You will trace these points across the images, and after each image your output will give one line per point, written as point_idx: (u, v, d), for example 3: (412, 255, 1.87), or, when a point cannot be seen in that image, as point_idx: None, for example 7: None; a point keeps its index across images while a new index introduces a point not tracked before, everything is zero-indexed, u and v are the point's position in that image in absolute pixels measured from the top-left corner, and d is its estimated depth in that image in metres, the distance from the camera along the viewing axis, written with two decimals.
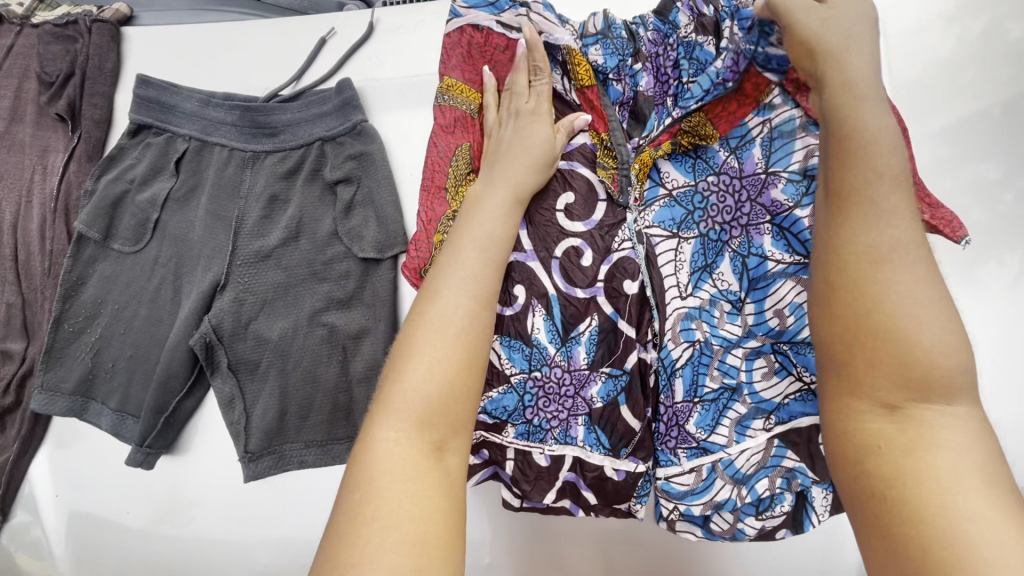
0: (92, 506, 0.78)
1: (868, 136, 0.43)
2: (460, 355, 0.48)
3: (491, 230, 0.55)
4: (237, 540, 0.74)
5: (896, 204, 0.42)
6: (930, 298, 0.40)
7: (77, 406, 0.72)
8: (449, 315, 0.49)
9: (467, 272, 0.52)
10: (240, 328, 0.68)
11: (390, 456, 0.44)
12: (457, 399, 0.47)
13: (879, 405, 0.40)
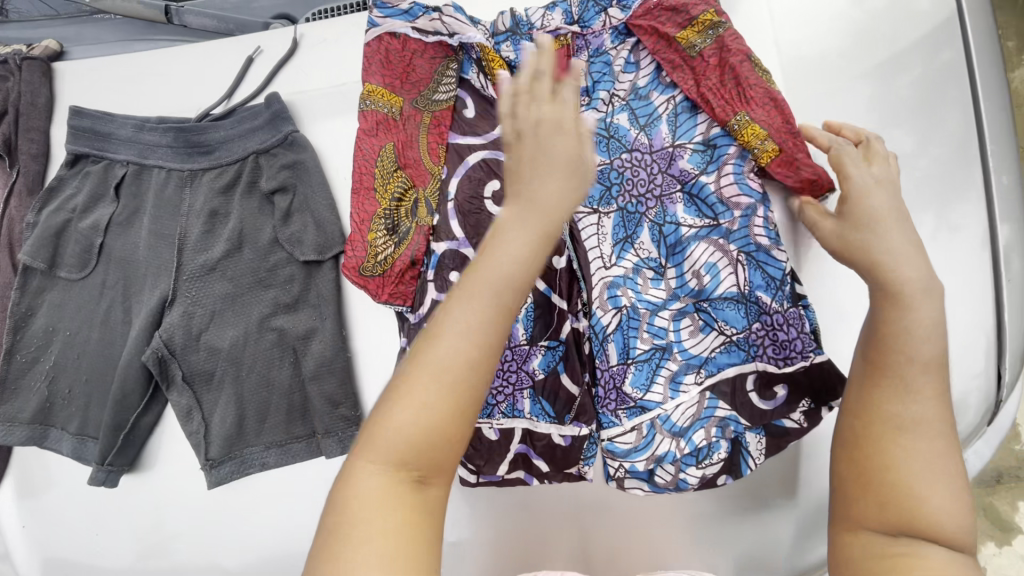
0: (47, 536, 0.76)
1: (903, 327, 0.47)
2: (461, 386, 0.38)
3: (520, 258, 0.39)
4: (199, 561, 0.73)
5: (925, 385, 0.46)
6: (947, 469, 0.44)
7: (37, 434, 0.73)
8: (454, 352, 0.38)
9: (479, 299, 0.39)
10: (191, 340, 0.71)
11: (363, 492, 0.38)
12: (449, 443, 0.39)
13: (879, 530, 0.45)
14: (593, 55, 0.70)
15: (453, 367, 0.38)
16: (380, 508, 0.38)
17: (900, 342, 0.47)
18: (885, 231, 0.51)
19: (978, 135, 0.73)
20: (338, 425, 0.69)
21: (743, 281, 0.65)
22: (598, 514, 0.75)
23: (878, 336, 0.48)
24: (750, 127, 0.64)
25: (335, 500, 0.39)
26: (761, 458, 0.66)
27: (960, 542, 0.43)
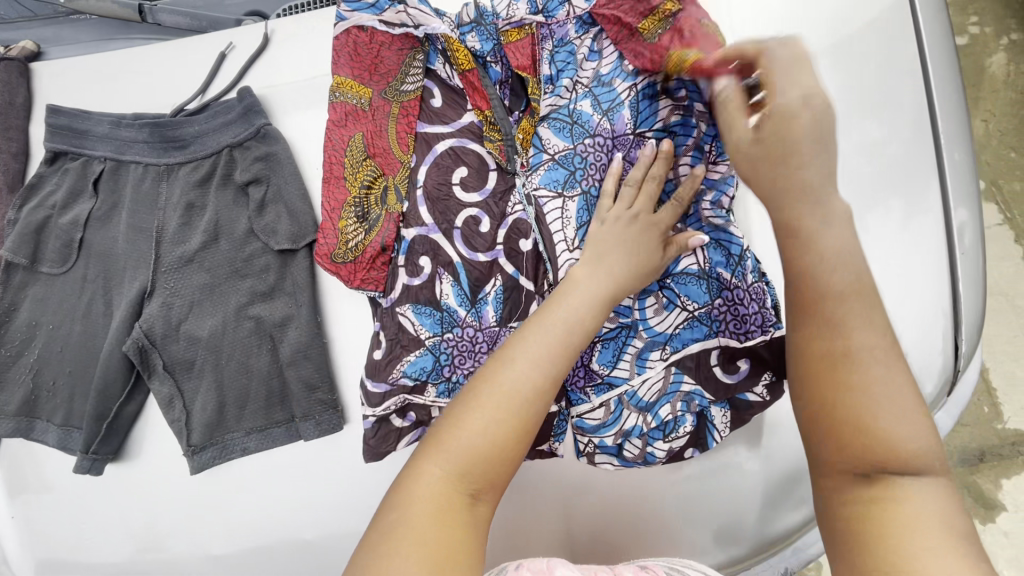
0: (34, 525, 0.77)
1: (824, 257, 0.48)
2: (517, 420, 0.52)
3: (579, 320, 0.57)
4: (185, 545, 0.75)
5: (855, 314, 0.47)
6: (896, 392, 0.45)
7: (24, 425, 0.75)
8: (519, 385, 0.53)
9: (545, 350, 0.54)
10: (171, 330, 0.73)
11: (428, 490, 0.50)
12: (504, 460, 0.52)
13: (856, 473, 0.45)
14: (558, 44, 0.70)
15: (517, 396, 0.52)
16: (442, 507, 0.49)
17: (815, 280, 0.48)
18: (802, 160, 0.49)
19: (930, 118, 0.75)
20: (316, 409, 0.71)
21: (703, 259, 0.67)
22: (581, 494, 0.77)
23: (801, 270, 0.49)
24: (676, 57, 0.64)
25: (403, 487, 0.50)
26: (727, 430, 0.69)
27: (926, 461, 0.44)
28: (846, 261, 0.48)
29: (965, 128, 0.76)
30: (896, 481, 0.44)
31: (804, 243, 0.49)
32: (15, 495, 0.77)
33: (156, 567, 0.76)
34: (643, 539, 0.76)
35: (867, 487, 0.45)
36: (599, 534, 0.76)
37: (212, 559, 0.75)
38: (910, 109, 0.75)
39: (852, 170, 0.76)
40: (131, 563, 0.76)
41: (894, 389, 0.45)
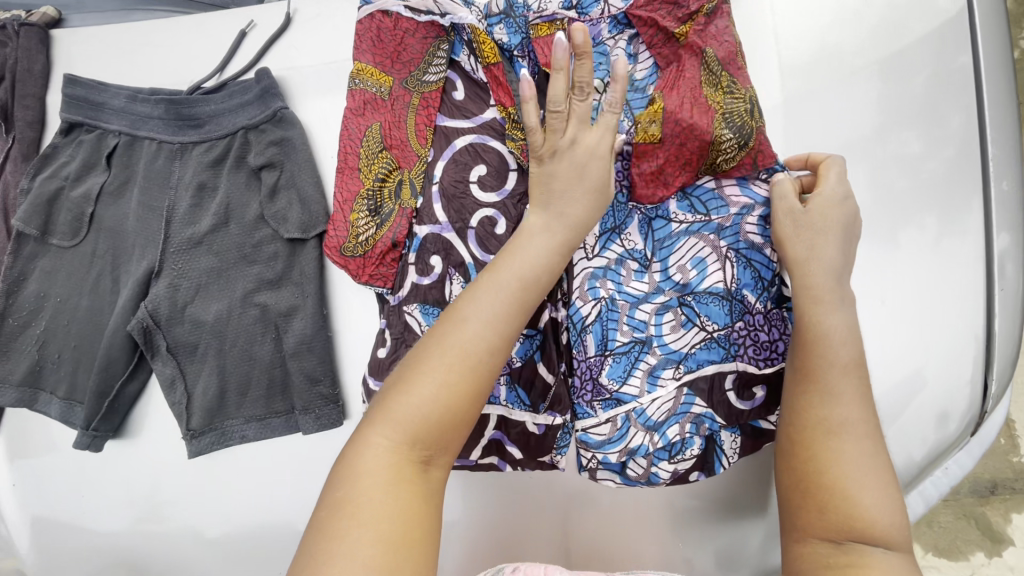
0: (36, 494, 0.78)
1: (825, 335, 0.56)
2: (468, 385, 0.50)
3: (536, 273, 0.54)
4: (180, 525, 0.75)
5: (845, 388, 0.55)
6: (872, 467, 0.53)
7: (27, 396, 0.75)
8: (471, 347, 0.50)
9: (497, 310, 0.51)
10: (176, 312, 0.72)
11: (375, 462, 0.48)
12: (455, 425, 0.50)
13: (827, 536, 0.52)
14: (591, 44, 0.68)
15: (467, 358, 0.50)
16: (394, 476, 0.47)
17: (823, 351, 0.56)
18: (818, 244, 0.59)
19: (980, 140, 0.71)
20: (316, 403, 0.69)
21: (731, 278, 0.64)
22: (581, 506, 0.75)
23: (806, 343, 0.57)
24: (722, 78, 0.65)
25: (352, 460, 0.48)
26: (736, 456, 0.67)
27: (892, 535, 0.51)
28: (849, 340, 0.57)
29: (1016, 153, 0.71)
30: (858, 546, 0.51)
31: (813, 312, 0.57)
32: (18, 464, 0.78)
33: (150, 546, 0.76)
34: (642, 557, 0.74)
35: (835, 551, 0.52)
36: (598, 549, 0.75)
37: (208, 541, 0.74)
38: (960, 130, 0.71)
39: (886, 188, 0.72)
40: (126, 540, 0.76)
41: (871, 466, 0.53)
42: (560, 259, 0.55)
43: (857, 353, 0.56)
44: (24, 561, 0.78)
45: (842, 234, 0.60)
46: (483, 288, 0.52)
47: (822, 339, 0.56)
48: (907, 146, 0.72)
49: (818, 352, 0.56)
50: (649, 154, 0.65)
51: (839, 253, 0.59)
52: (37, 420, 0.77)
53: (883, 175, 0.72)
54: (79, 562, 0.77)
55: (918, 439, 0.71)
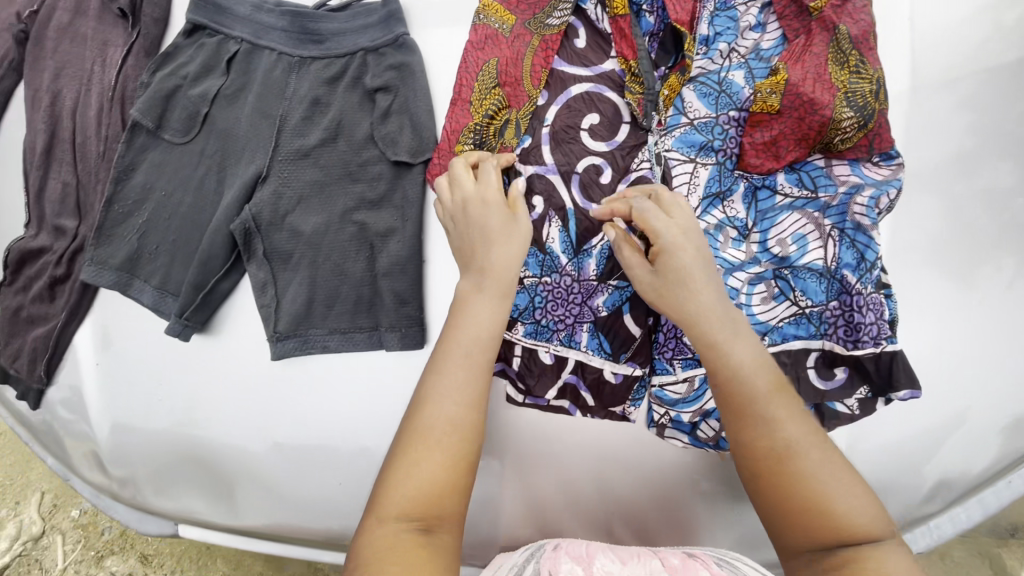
0: (119, 375, 0.81)
1: (742, 372, 0.53)
2: (447, 452, 0.53)
3: (482, 334, 0.57)
4: (252, 422, 0.78)
5: (779, 411, 0.52)
6: (834, 471, 0.51)
7: (123, 281, 0.78)
8: (437, 418, 0.54)
9: (454, 375, 0.55)
10: (277, 219, 0.74)
11: (379, 543, 0.49)
12: (446, 494, 0.52)
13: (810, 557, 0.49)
14: (720, 8, 0.68)
15: (435, 431, 0.53)
16: (396, 549, 0.48)
17: (741, 386, 0.53)
18: (691, 299, 0.56)
19: None
20: (403, 323, 0.72)
21: (831, 256, 0.64)
22: (612, 462, 0.71)
23: (728, 388, 0.53)
24: (851, 56, 0.63)
25: (359, 544, 0.50)
26: None
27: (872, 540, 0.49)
28: (758, 357, 0.55)
29: None
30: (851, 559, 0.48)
31: (721, 349, 0.54)
32: (104, 346, 0.81)
33: (223, 437, 0.79)
34: (690, 526, 0.70)
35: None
36: (632, 508, 0.71)
37: (279, 441, 0.78)
38: None
39: (998, 191, 0.71)
40: (201, 431, 0.80)
41: (830, 472, 0.51)
42: (500, 307, 0.59)
43: (767, 368, 0.54)
44: (101, 434, 0.83)
45: (707, 272, 0.57)
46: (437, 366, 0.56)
47: (733, 366, 0.54)
48: (1010, 164, 0.71)
49: (737, 383, 0.53)
50: (764, 124, 0.65)
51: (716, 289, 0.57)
52: (128, 307, 0.81)
53: (992, 182, 0.71)
54: (155, 444, 0.82)
55: (986, 445, 0.71)
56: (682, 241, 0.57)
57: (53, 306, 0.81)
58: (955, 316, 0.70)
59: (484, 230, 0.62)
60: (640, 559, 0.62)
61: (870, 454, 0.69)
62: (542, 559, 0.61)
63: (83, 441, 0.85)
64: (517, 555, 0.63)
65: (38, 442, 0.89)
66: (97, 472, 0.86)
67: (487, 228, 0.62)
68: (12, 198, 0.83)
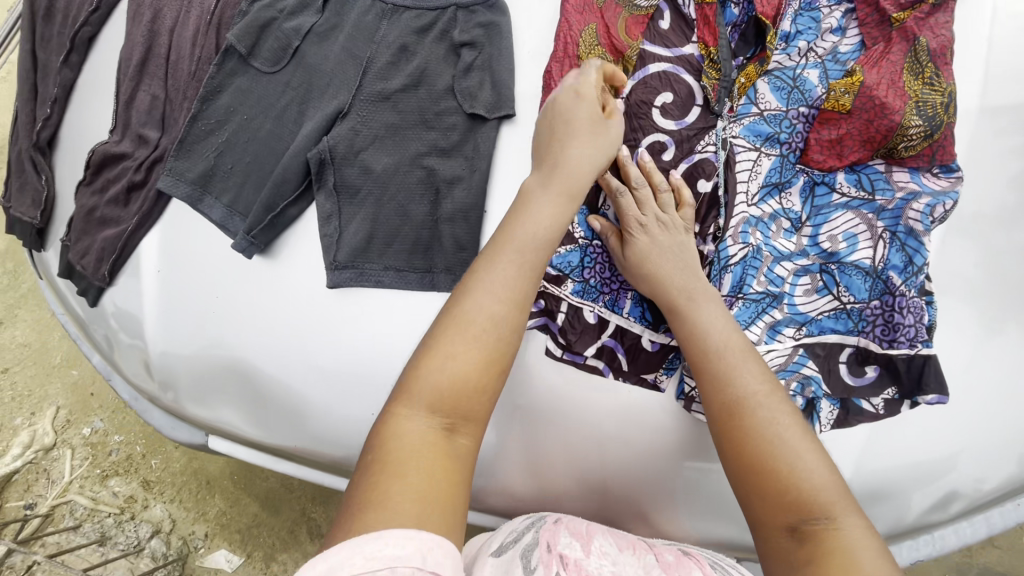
0: (176, 284, 0.85)
1: (704, 332, 0.63)
2: (483, 355, 0.58)
3: (533, 236, 0.63)
4: (294, 345, 0.81)
5: (739, 370, 0.60)
6: (790, 432, 0.56)
7: (195, 195, 0.82)
8: (477, 315, 0.58)
9: (495, 280, 0.60)
10: (350, 154, 0.78)
11: (406, 432, 0.54)
12: (477, 392, 0.57)
13: (783, 527, 0.53)
14: (804, 7, 0.71)
15: (473, 330, 0.58)
16: (423, 443, 0.54)
17: (704, 343, 0.62)
18: (655, 273, 0.67)
19: None
20: (457, 267, 0.75)
21: (879, 257, 0.67)
22: (618, 447, 0.72)
23: (691, 345, 0.63)
24: (927, 67, 0.66)
25: (381, 433, 0.55)
26: (828, 427, 0.69)
27: (835, 508, 0.52)
28: (723, 324, 0.63)
29: None
30: (817, 531, 0.51)
31: (683, 318, 0.64)
32: (167, 255, 0.85)
33: (264, 357, 0.82)
34: (690, 508, 0.73)
35: (796, 545, 0.52)
36: (630, 491, 0.73)
37: (319, 367, 0.80)
38: None
39: None
40: (243, 350, 0.83)
41: (792, 435, 0.56)
42: (562, 208, 0.65)
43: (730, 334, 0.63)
44: (150, 338, 0.87)
45: (679, 249, 0.68)
46: (483, 267, 0.61)
47: (693, 330, 0.63)
48: None
49: (696, 347, 0.63)
50: (833, 122, 0.67)
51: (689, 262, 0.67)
52: (195, 221, 0.84)
53: None
54: (197, 356, 0.85)
55: (1003, 464, 0.73)
56: (654, 229, 0.68)
57: (125, 212, 0.86)
58: (990, 337, 0.72)
59: (573, 125, 0.68)
60: (639, 550, 0.63)
61: (891, 455, 0.70)
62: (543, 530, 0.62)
63: (130, 344, 0.89)
64: (523, 521, 0.65)
65: (91, 341, 0.95)
66: (138, 376, 0.90)
67: (576, 126, 0.68)
68: (100, 105, 0.88)
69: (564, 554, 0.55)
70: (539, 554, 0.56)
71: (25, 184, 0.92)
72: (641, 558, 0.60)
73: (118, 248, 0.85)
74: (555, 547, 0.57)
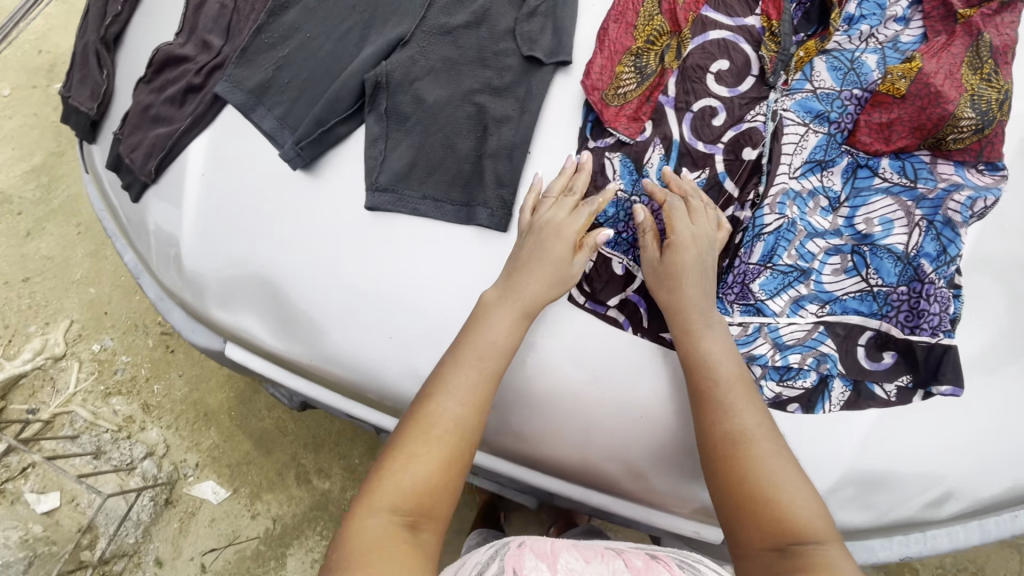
0: (218, 189, 0.87)
1: (707, 364, 0.66)
2: (443, 453, 0.63)
3: (494, 343, 0.68)
4: (323, 260, 0.83)
5: (735, 403, 0.64)
6: (782, 464, 0.61)
7: (249, 104, 0.85)
8: (443, 416, 0.64)
9: (466, 379, 0.66)
10: (405, 82, 0.79)
11: (371, 529, 0.57)
12: (439, 492, 0.61)
13: (772, 548, 0.57)
14: None
15: (436, 432, 0.63)
16: (386, 539, 0.56)
17: (705, 374, 0.65)
18: (678, 288, 0.68)
19: None
20: (494, 202, 0.77)
21: (913, 244, 0.67)
22: (606, 421, 0.71)
23: (695, 376, 0.66)
24: (985, 65, 0.67)
25: (346, 534, 0.57)
26: (838, 407, 0.70)
27: (824, 534, 0.57)
28: (726, 354, 0.67)
29: None
30: (807, 552, 0.55)
31: (696, 344, 0.66)
32: (213, 159, 0.87)
33: (293, 269, 0.84)
34: (680, 477, 0.72)
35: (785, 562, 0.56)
36: (632, 456, 0.72)
37: (346, 285, 0.82)
38: None
39: None
40: (275, 260, 0.85)
41: (782, 462, 0.61)
42: (518, 322, 0.69)
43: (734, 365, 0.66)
44: (185, 238, 0.89)
45: (708, 271, 0.69)
46: (450, 370, 0.66)
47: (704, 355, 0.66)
48: None
49: (702, 374, 0.66)
50: (885, 106, 0.68)
51: (710, 290, 0.69)
52: (244, 130, 0.86)
53: None
54: (228, 263, 0.87)
55: (1005, 473, 0.73)
56: (696, 242, 0.69)
57: (179, 114, 0.88)
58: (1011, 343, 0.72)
59: (543, 254, 0.71)
60: (607, 555, 0.65)
61: (894, 445, 0.71)
62: (505, 555, 0.62)
63: (165, 242, 0.91)
64: (483, 554, 0.66)
65: (128, 237, 0.98)
66: (167, 275, 0.92)
67: (548, 254, 0.71)
68: (169, 9, 0.91)
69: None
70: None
71: (86, 76, 0.94)
72: (610, 562, 0.62)
73: (168, 146, 0.87)
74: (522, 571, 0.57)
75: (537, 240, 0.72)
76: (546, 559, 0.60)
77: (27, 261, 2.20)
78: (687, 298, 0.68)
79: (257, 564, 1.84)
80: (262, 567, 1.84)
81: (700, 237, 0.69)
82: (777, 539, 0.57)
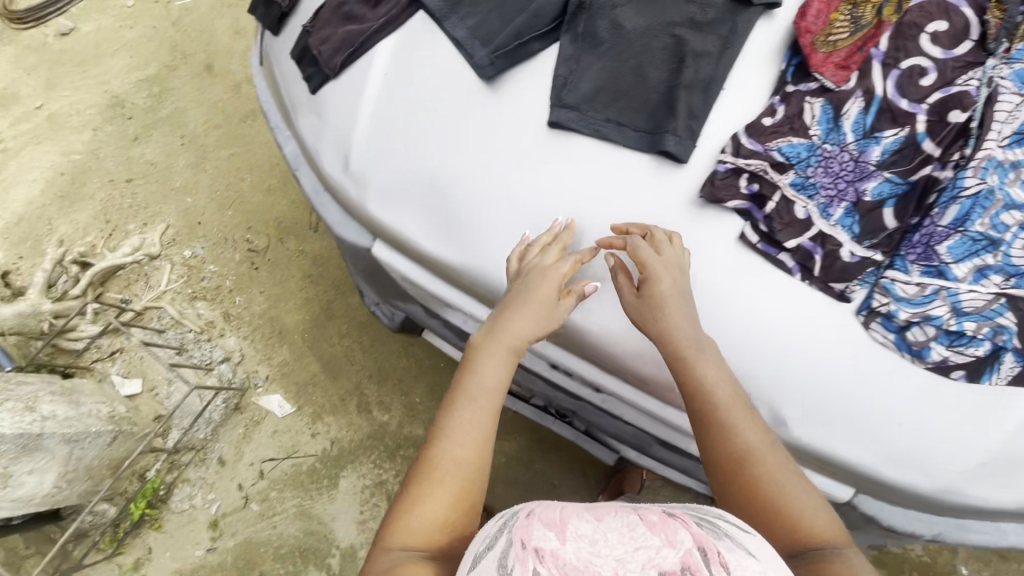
0: (397, 91, 0.91)
1: (711, 393, 0.75)
2: (450, 482, 0.79)
3: (486, 386, 0.85)
4: (494, 171, 0.86)
5: (739, 425, 0.75)
6: (788, 475, 0.74)
7: (448, 11, 0.90)
8: (447, 455, 0.81)
9: (472, 419, 0.83)
10: (606, 8, 0.84)
11: (398, 558, 0.73)
12: (447, 517, 0.77)
13: (789, 552, 0.71)
14: None
15: (441, 470, 0.80)
16: (410, 563, 0.72)
17: (707, 400, 0.75)
18: (661, 316, 0.77)
19: None
20: (682, 130, 0.78)
21: None
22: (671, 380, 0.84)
23: (705, 400, 0.75)
24: None
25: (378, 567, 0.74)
26: (1003, 380, 0.74)
27: (828, 535, 0.71)
28: (724, 378, 0.76)
29: None
30: (820, 552, 0.69)
31: (690, 371, 0.75)
32: (398, 60, 0.91)
33: (461, 177, 0.87)
34: (821, 427, 0.77)
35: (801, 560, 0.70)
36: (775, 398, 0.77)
37: (514, 200, 0.85)
38: None
39: None
40: (442, 166, 0.88)
41: (788, 472, 0.73)
42: (506, 363, 0.85)
43: (732, 385, 0.76)
44: (357, 133, 0.93)
45: (683, 295, 0.78)
46: (448, 418, 0.83)
47: (703, 384, 0.75)
48: None
49: (702, 398, 0.75)
50: None
51: (693, 312, 0.78)
52: (433, 37, 0.90)
53: None
54: (396, 163, 0.91)
55: None
56: (668, 268, 0.77)
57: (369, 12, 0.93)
58: None
59: (530, 295, 0.82)
60: (620, 509, 0.63)
61: None
62: (513, 527, 0.61)
63: (334, 134, 0.95)
64: (491, 527, 0.65)
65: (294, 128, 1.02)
66: (330, 168, 0.96)
67: (534, 294, 0.81)
68: None
69: (537, 550, 0.55)
70: (512, 553, 0.56)
71: None
72: (622, 517, 0.60)
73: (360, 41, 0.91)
74: (529, 543, 0.56)
75: (525, 282, 0.82)
76: (553, 528, 0.58)
77: (133, 166, 2.33)
78: (675, 326, 0.77)
79: (310, 480, 1.93)
80: (316, 484, 1.93)
81: (665, 266, 0.77)
82: (792, 544, 0.71)
